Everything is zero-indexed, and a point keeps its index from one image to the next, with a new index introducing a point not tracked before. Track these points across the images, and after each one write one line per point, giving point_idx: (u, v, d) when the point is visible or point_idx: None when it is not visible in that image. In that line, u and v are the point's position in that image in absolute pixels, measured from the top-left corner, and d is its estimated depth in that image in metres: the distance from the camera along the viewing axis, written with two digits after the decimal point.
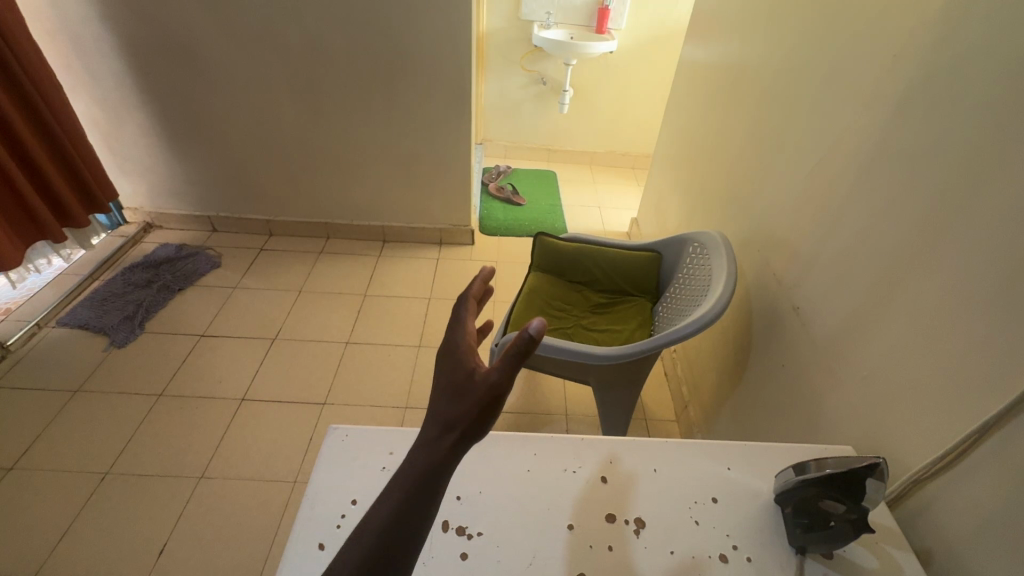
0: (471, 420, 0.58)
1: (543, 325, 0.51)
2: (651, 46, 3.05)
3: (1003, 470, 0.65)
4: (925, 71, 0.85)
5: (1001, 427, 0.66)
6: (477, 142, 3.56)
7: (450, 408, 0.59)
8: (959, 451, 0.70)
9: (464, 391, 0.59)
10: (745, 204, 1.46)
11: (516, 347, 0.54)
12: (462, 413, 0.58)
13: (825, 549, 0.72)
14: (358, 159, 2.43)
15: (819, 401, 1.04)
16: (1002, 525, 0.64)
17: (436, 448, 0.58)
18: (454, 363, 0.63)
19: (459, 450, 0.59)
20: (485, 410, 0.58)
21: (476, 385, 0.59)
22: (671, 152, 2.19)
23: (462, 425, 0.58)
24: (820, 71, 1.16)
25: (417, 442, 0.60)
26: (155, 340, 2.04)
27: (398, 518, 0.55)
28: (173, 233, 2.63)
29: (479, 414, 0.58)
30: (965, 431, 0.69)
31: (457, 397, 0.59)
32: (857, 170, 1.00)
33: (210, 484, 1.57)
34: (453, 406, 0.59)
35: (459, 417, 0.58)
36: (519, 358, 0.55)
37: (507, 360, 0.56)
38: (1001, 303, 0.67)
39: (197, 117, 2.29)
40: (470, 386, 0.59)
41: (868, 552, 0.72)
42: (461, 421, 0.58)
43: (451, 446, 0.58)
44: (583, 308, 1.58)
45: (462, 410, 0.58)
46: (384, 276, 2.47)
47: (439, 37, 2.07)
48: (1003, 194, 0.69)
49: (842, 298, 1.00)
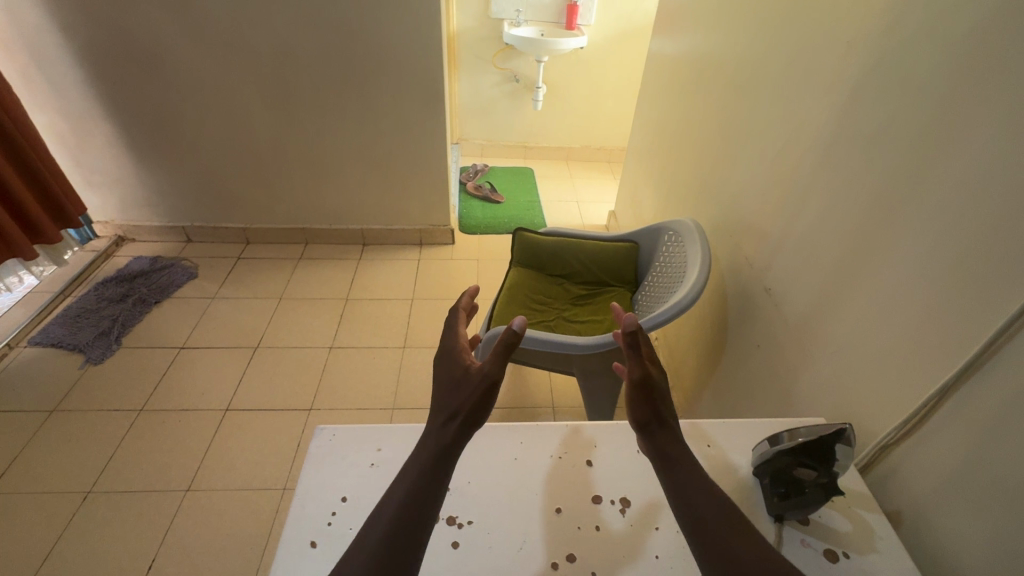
0: (472, 405, 0.67)
1: (523, 322, 0.70)
2: (622, 41, 3.09)
3: (965, 430, 0.68)
4: (875, 61, 0.90)
5: (961, 385, 0.69)
6: (453, 142, 3.56)
7: (451, 398, 0.68)
8: (925, 411, 0.74)
9: (462, 383, 0.69)
10: (716, 191, 1.50)
11: (505, 343, 0.68)
12: (462, 400, 0.67)
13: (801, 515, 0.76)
14: (333, 161, 2.42)
15: (794, 377, 1.07)
16: (966, 484, 0.67)
17: (443, 434, 0.66)
18: (451, 361, 0.73)
19: (464, 435, 0.67)
20: (483, 397, 0.67)
21: (473, 376, 0.69)
22: (644, 144, 2.23)
23: (464, 411, 0.67)
24: (781, 57, 1.19)
25: (426, 433, 0.68)
26: (134, 354, 2.00)
27: (414, 496, 0.62)
28: (147, 246, 2.58)
29: (478, 401, 0.67)
30: (930, 392, 0.73)
31: (457, 389, 0.69)
32: (820, 151, 1.03)
33: (195, 496, 1.56)
34: (453, 394, 0.69)
35: (460, 404, 0.67)
36: (507, 351, 0.68)
37: (497, 355, 0.69)
38: (960, 273, 0.71)
39: (167, 126, 2.25)
40: (468, 379, 0.69)
41: (840, 516, 0.76)
42: (463, 406, 0.67)
43: (456, 432, 0.66)
44: (563, 301, 1.60)
45: (462, 397, 0.67)
46: (366, 279, 2.46)
47: (411, 36, 2.07)
48: (955, 169, 0.73)
49: (811, 275, 1.03)
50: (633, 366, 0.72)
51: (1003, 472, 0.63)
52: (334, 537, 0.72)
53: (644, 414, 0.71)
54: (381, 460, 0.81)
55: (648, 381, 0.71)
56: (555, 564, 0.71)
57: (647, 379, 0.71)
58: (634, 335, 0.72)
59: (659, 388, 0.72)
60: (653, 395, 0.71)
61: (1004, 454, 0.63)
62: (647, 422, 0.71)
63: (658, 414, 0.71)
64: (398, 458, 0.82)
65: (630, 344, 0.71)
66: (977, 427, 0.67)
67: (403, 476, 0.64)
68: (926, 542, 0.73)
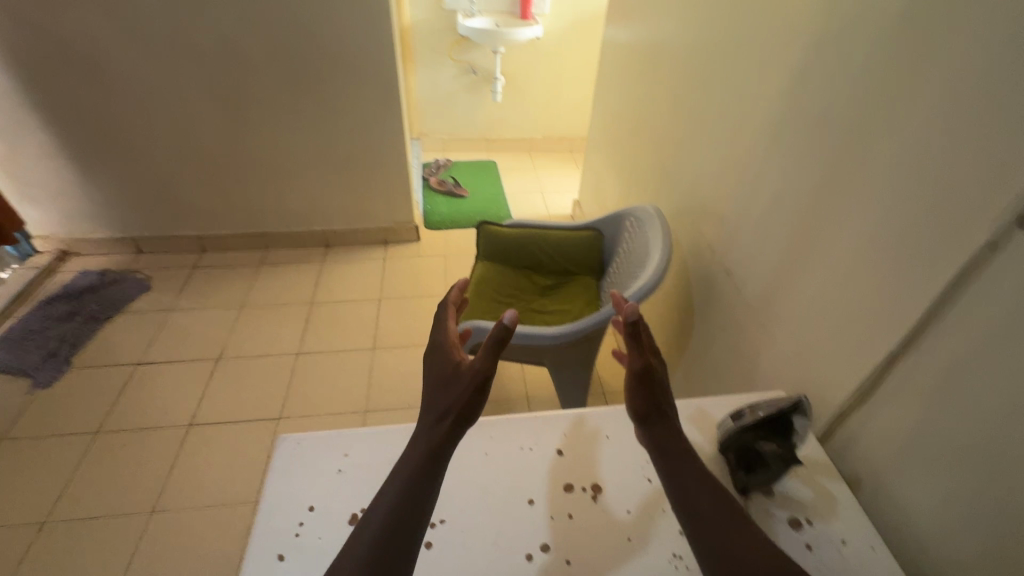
0: (463, 404, 0.66)
1: (514, 317, 0.65)
2: (577, 29, 3.09)
3: (914, 395, 0.72)
4: (818, 42, 0.92)
5: (908, 353, 0.73)
6: (414, 137, 3.50)
7: (441, 397, 0.67)
8: (879, 380, 0.77)
9: (452, 381, 0.68)
10: (675, 176, 1.52)
11: (495, 339, 0.65)
12: (453, 400, 0.66)
13: (766, 487, 0.78)
14: (289, 162, 2.34)
15: (757, 355, 1.10)
16: (918, 447, 0.70)
17: (433, 435, 0.65)
18: (441, 359, 0.72)
19: (454, 435, 0.66)
20: (475, 395, 0.66)
21: (463, 374, 0.67)
22: (604, 132, 2.24)
23: (455, 410, 0.66)
24: (730, 40, 1.21)
25: (415, 434, 0.67)
26: (86, 374, 1.90)
27: (406, 500, 0.60)
28: (94, 259, 2.45)
29: (469, 399, 0.66)
30: (882, 361, 0.76)
31: (446, 387, 0.68)
32: (771, 132, 1.06)
33: (161, 519, 1.50)
34: (443, 393, 0.67)
35: (451, 403, 0.66)
36: (497, 347, 0.65)
37: (487, 352, 0.66)
38: (904, 245, 0.74)
39: (107, 132, 2.13)
40: (459, 376, 0.68)
41: (801, 484, 0.79)
42: (454, 405, 0.66)
43: (448, 430, 0.65)
44: (531, 292, 1.60)
45: (453, 396, 0.66)
46: (331, 282, 2.41)
47: (362, 31, 2.02)
48: (896, 145, 0.76)
49: (769, 254, 1.06)
50: (634, 357, 0.72)
51: (951, 430, 0.66)
52: (302, 549, 0.70)
53: (643, 405, 0.72)
54: (348, 466, 0.80)
55: (650, 372, 0.72)
56: (530, 556, 0.71)
57: (649, 369, 0.72)
58: (637, 325, 0.72)
59: (659, 378, 0.74)
60: (654, 386, 0.73)
61: (951, 413, 0.66)
62: (648, 413, 0.72)
63: (657, 405, 0.73)
64: (366, 463, 0.80)
65: (634, 333, 0.71)
66: (924, 393, 0.70)
67: (393, 480, 0.63)
68: (883, 503, 0.76)
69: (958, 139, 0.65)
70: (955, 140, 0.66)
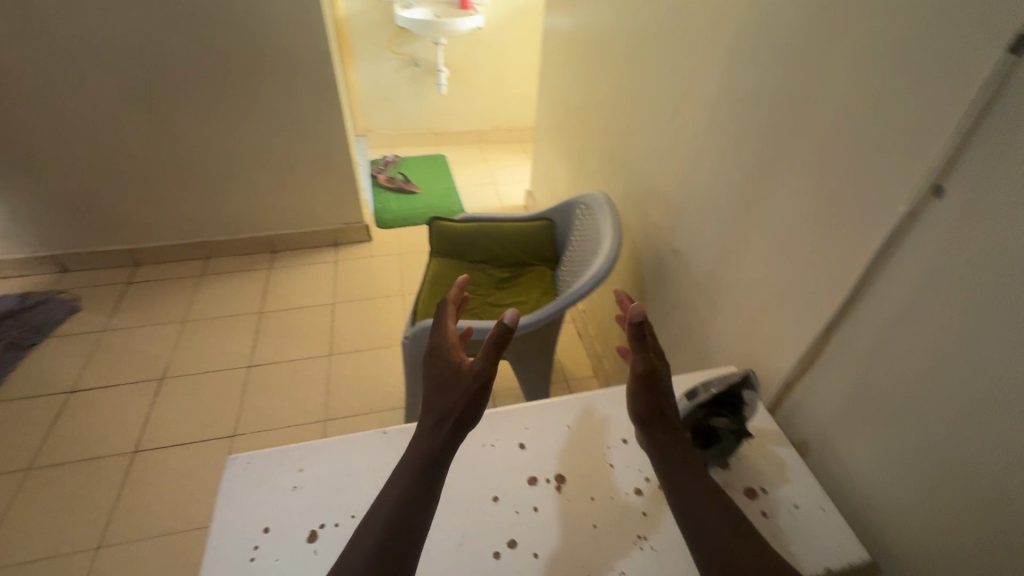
0: (464, 406, 0.67)
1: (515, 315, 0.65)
2: (518, 17, 3.07)
3: (849, 361, 0.76)
4: (745, 26, 0.95)
5: (843, 321, 0.77)
6: (358, 134, 3.40)
7: (443, 400, 0.68)
8: (818, 349, 0.81)
9: (455, 382, 0.69)
10: (621, 162, 1.54)
11: (496, 341, 0.67)
12: (455, 400, 0.67)
13: (721, 460, 0.80)
14: (225, 166, 2.22)
15: (707, 332, 1.14)
16: (856, 409, 0.75)
17: (434, 439, 0.65)
18: (444, 360, 0.73)
19: (457, 438, 0.66)
20: (475, 396, 0.67)
21: (465, 375, 0.69)
22: (550, 121, 2.25)
23: (457, 411, 0.66)
24: (663, 26, 1.23)
25: (416, 437, 0.67)
26: (9, 408, 1.75)
27: (403, 512, 0.60)
28: (11, 282, 2.25)
29: (470, 400, 0.67)
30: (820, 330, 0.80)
31: (448, 388, 0.69)
32: (707, 115, 1.09)
33: (108, 555, 1.40)
34: (444, 396, 0.68)
35: (453, 405, 0.67)
36: (499, 348, 0.68)
37: (489, 353, 0.68)
38: (833, 219, 0.77)
39: (13, 143, 1.95)
40: (460, 378, 0.69)
41: (753, 455, 0.82)
42: (456, 407, 0.66)
43: (450, 432, 0.66)
44: (487, 285, 1.59)
45: (456, 397, 0.67)
46: (280, 289, 2.31)
47: (292, 24, 1.93)
48: (821, 123, 0.79)
49: (712, 234, 1.09)
50: (639, 359, 0.73)
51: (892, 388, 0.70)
52: (259, 572, 0.67)
53: (647, 410, 0.73)
54: (305, 481, 0.76)
55: (652, 374, 0.73)
56: (497, 553, 0.71)
57: (652, 372, 0.73)
58: (641, 327, 0.72)
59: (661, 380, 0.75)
60: (655, 388, 0.73)
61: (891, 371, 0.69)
62: (648, 415, 0.73)
63: (662, 409, 0.73)
64: (323, 476, 0.77)
65: (638, 335, 0.72)
66: (858, 358, 0.74)
67: (388, 491, 0.62)
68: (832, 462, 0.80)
69: (874, 116, 0.69)
70: (873, 117, 0.69)
